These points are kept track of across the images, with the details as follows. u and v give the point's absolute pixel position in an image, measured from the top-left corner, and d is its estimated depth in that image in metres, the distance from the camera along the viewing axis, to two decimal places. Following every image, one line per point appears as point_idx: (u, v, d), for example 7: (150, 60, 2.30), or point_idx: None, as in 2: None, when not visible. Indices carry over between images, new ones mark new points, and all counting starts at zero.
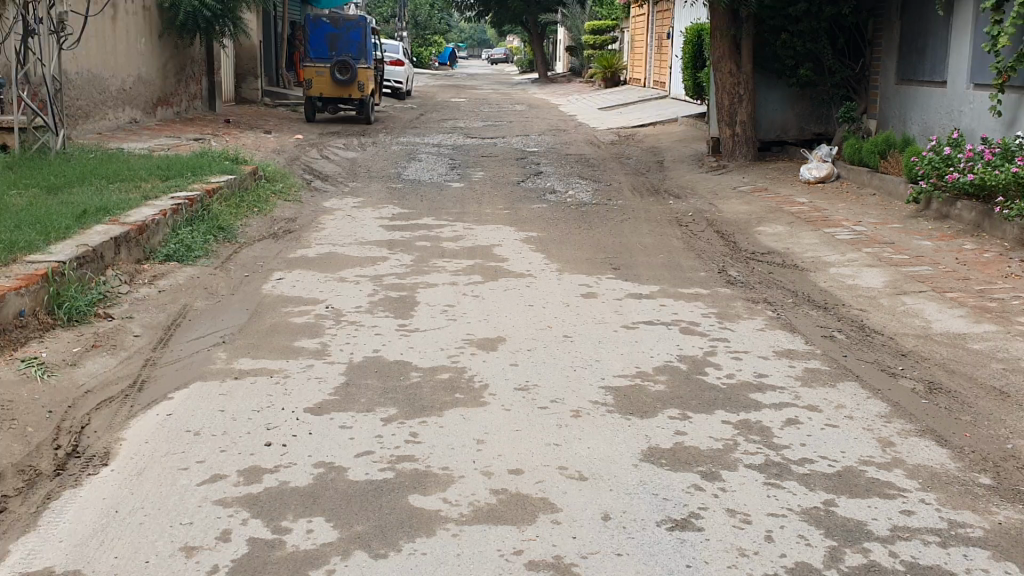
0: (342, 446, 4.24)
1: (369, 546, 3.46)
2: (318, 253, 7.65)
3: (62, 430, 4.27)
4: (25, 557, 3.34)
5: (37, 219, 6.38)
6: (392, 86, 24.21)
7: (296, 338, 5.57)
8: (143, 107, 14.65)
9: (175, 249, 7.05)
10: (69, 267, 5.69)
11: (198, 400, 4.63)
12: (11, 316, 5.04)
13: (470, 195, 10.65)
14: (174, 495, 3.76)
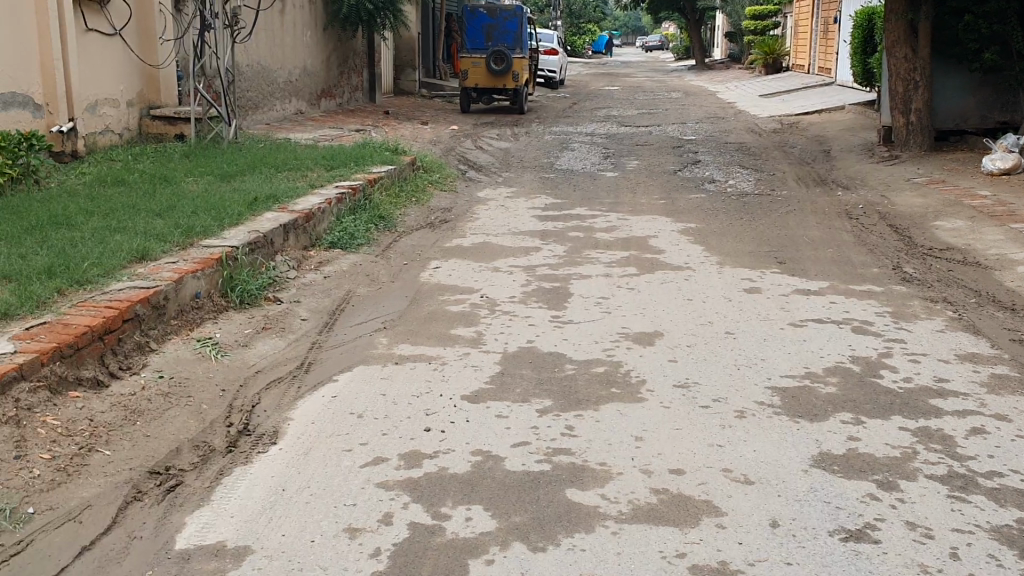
0: (499, 435, 4.21)
1: (528, 538, 3.41)
2: (474, 242, 7.70)
3: (234, 407, 4.40)
4: (200, 529, 3.43)
5: (212, 205, 6.66)
6: (547, 75, 24.41)
7: (453, 326, 5.60)
8: (308, 98, 15.20)
9: (339, 236, 7.25)
10: (242, 251, 5.88)
11: (361, 384, 4.71)
12: (189, 297, 5.25)
13: (624, 184, 10.49)
14: (338, 476, 3.81)
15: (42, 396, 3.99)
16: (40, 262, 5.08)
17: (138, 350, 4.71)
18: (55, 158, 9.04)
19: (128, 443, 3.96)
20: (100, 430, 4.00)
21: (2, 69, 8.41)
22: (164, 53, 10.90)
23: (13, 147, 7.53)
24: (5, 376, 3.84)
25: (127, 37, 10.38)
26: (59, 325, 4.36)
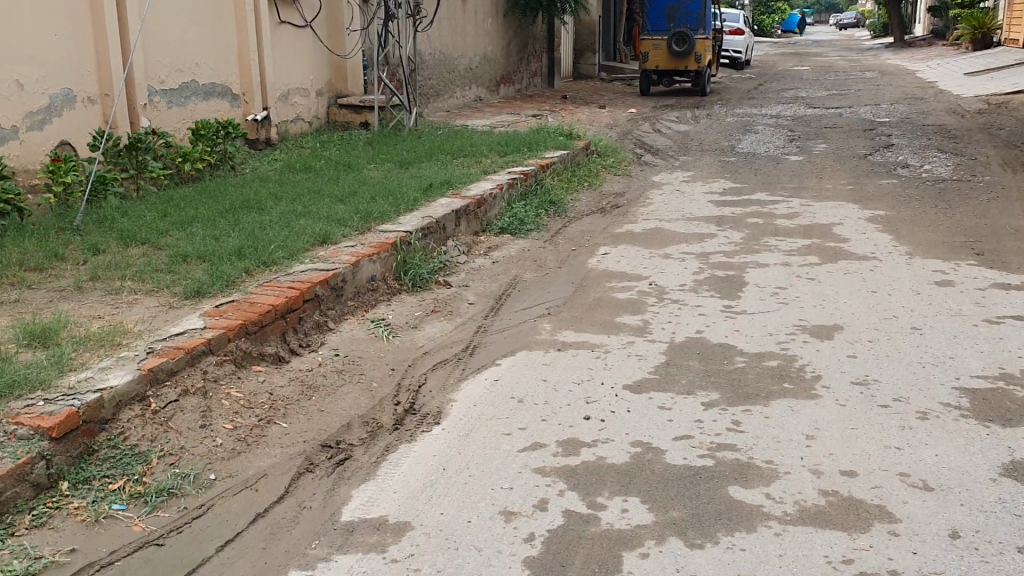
0: (660, 427, 4.14)
1: (685, 534, 3.32)
2: (645, 228, 7.59)
3: (402, 386, 4.53)
4: (364, 503, 3.52)
5: (389, 191, 6.89)
6: (731, 56, 23.73)
7: (619, 314, 5.54)
8: (488, 85, 15.44)
9: (509, 221, 7.34)
10: (415, 236, 6.04)
11: (523, 369, 4.75)
12: (364, 280, 5.45)
13: (809, 169, 10.04)
14: (497, 459, 3.85)
15: (227, 369, 4.24)
16: (230, 244, 5.41)
17: (316, 329, 4.93)
18: (250, 146, 9.63)
19: (303, 417, 4.14)
20: (278, 403, 4.21)
21: (205, 62, 9.02)
22: (351, 44, 11.38)
23: (213, 135, 8.07)
24: (195, 349, 4.11)
25: (318, 28, 10.90)
26: (245, 304, 4.62)
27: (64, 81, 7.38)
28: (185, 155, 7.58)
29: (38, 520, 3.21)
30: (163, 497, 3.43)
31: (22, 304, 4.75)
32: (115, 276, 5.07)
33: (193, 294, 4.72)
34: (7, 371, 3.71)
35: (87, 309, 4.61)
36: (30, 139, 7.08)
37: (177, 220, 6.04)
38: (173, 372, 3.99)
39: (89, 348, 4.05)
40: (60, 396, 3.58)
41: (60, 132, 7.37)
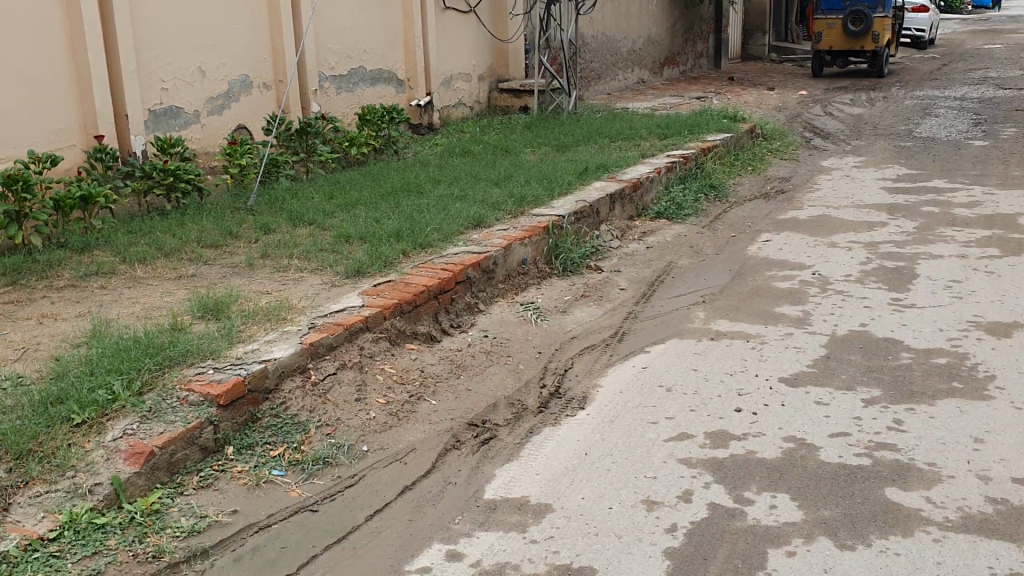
0: (814, 423, 3.98)
1: (836, 534, 3.18)
2: (810, 215, 7.30)
3: (548, 370, 4.54)
4: (506, 484, 3.53)
5: (544, 175, 6.93)
6: (914, 34, 22.43)
7: (777, 304, 5.37)
8: (651, 67, 15.23)
9: (666, 206, 7.24)
10: (568, 220, 6.05)
11: (673, 358, 4.67)
12: (516, 263, 5.51)
13: (995, 155, 9.38)
14: (642, 447, 3.79)
15: (382, 346, 4.37)
16: (390, 225, 5.58)
17: (468, 310, 5.02)
18: (413, 130, 9.89)
19: (452, 395, 4.22)
20: (429, 380, 4.30)
21: (373, 49, 9.33)
22: (514, 28, 11.48)
23: (378, 120, 8.33)
24: (352, 326, 4.27)
25: (481, 14, 11.04)
26: (401, 284, 4.76)
27: (242, 68, 7.81)
28: (351, 139, 7.87)
29: (205, 481, 3.43)
30: (318, 466, 3.59)
31: (198, 279, 5.07)
32: (283, 254, 5.34)
33: (353, 274, 4.91)
34: (183, 340, 3.99)
35: (256, 285, 4.87)
36: (211, 124, 7.54)
37: (341, 202, 6.29)
38: (332, 347, 4.17)
39: (256, 321, 4.29)
40: (229, 364, 3.82)
41: (238, 117, 7.80)
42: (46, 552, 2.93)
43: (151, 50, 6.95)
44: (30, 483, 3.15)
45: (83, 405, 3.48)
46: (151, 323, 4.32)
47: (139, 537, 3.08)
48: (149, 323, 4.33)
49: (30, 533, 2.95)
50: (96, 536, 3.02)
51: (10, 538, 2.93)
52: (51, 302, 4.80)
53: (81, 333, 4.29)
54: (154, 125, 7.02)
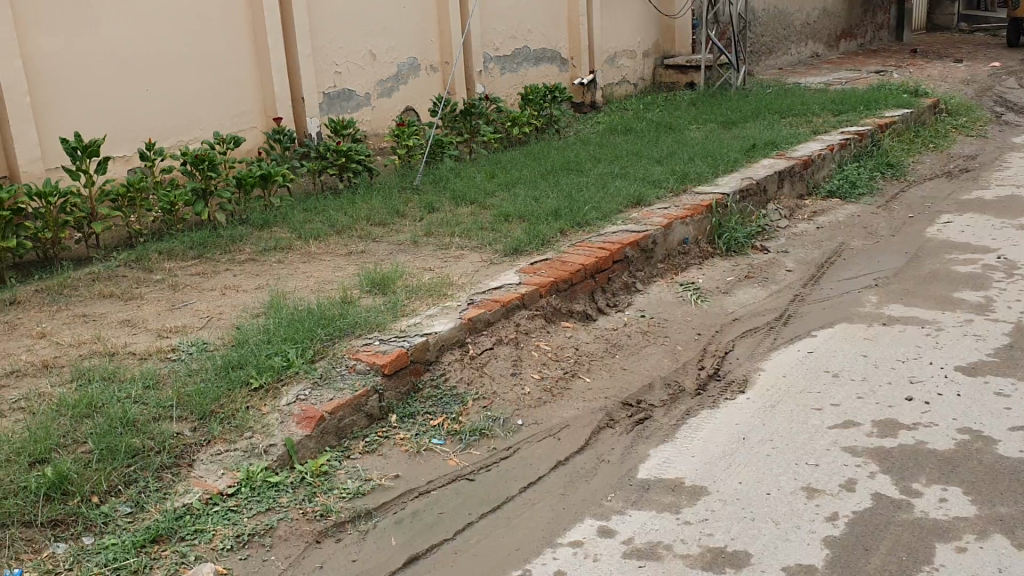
0: (994, 415, 3.74)
1: (1013, 532, 2.97)
2: (998, 195, 6.82)
3: (708, 351, 4.42)
4: (661, 463, 3.47)
5: (709, 152, 6.78)
6: None
7: (957, 289, 5.06)
8: (826, 41, 14.59)
9: (839, 185, 6.95)
10: (733, 199, 5.90)
11: (840, 343, 4.48)
12: (677, 242, 5.42)
13: None
14: (804, 433, 3.65)
15: (538, 323, 4.40)
16: (549, 204, 5.62)
17: (626, 290, 4.97)
18: (576, 108, 9.93)
19: (607, 373, 4.17)
20: (584, 358, 4.27)
21: (537, 28, 9.38)
22: (681, 2, 11.26)
23: (541, 99, 8.37)
24: (509, 303, 4.32)
25: None
26: (559, 262, 4.77)
27: (410, 51, 8.03)
28: (514, 119, 7.95)
29: (370, 446, 3.59)
30: (475, 437, 3.66)
31: (367, 255, 5.28)
32: (446, 232, 5.48)
33: (512, 252, 4.98)
34: (351, 313, 4.19)
35: (419, 263, 5.03)
36: (381, 106, 7.81)
37: (503, 181, 6.39)
38: (489, 322, 4.24)
39: (419, 296, 4.43)
40: (393, 337, 3.98)
41: (406, 98, 8.03)
42: (224, 506, 3.16)
43: (325, 35, 7.25)
44: (212, 442, 3.42)
45: (260, 370, 3.75)
46: (323, 296, 4.55)
47: (308, 496, 3.26)
48: (321, 297, 4.55)
49: (211, 487, 3.20)
50: (269, 494, 3.23)
51: (194, 492, 3.18)
52: (233, 275, 5.12)
53: (259, 304, 4.57)
54: (328, 107, 7.33)
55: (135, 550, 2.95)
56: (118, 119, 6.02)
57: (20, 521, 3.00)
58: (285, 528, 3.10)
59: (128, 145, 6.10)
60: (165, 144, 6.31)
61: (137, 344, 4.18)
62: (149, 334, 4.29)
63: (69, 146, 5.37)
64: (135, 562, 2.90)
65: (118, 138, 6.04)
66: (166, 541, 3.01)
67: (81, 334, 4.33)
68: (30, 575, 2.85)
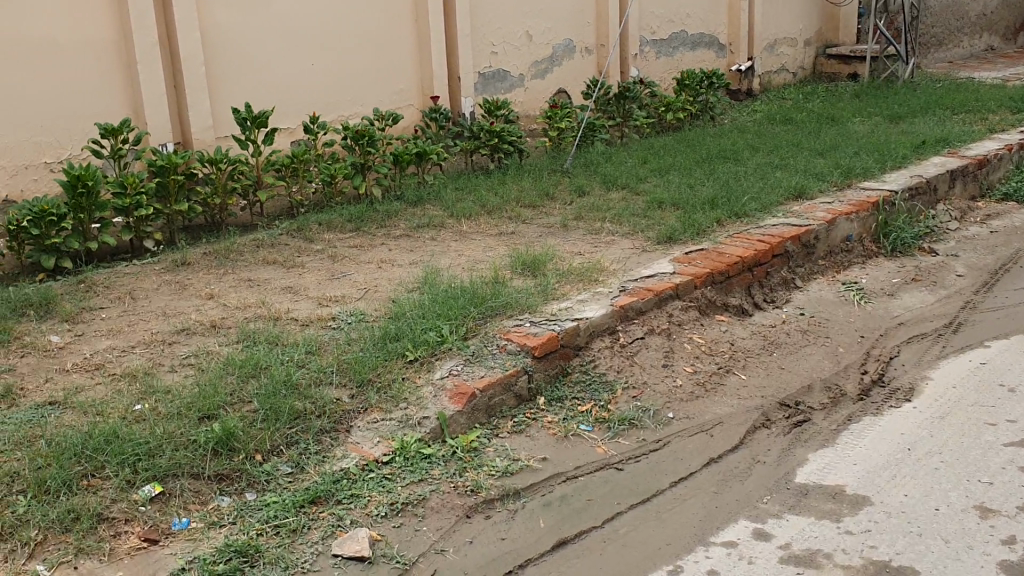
0: None
1: None
2: None
3: (871, 355, 4.21)
4: (820, 469, 3.33)
5: (875, 147, 6.48)
6: None
7: None
8: (1003, 33, 13.72)
9: (1017, 187, 6.52)
10: (901, 197, 5.62)
11: (1017, 356, 4.19)
12: (840, 239, 5.21)
13: None
14: (976, 448, 3.42)
15: (691, 315, 4.28)
16: (705, 193, 5.49)
17: (784, 286, 4.79)
18: (731, 96, 9.68)
19: (764, 371, 4.02)
20: (739, 354, 4.13)
21: (696, 12, 9.17)
22: None
23: (696, 85, 8.18)
24: (663, 293, 4.22)
25: None
26: (715, 254, 4.63)
27: (566, 32, 7.99)
28: (668, 105, 7.80)
29: (518, 427, 3.58)
30: (624, 426, 3.58)
31: (518, 236, 5.28)
32: (597, 216, 5.43)
33: (666, 240, 4.87)
34: (504, 293, 4.20)
35: (570, 246, 4.99)
36: (535, 87, 7.80)
37: (656, 167, 6.28)
38: (641, 311, 4.15)
39: (571, 280, 4.39)
40: (544, 319, 3.95)
41: (559, 81, 8.01)
42: (379, 473, 3.23)
43: (484, 15, 7.29)
44: (369, 410, 3.52)
45: (416, 344, 3.83)
46: (476, 275, 4.59)
47: (459, 471, 3.28)
48: (473, 275, 4.58)
49: (368, 454, 3.28)
50: (422, 465, 3.27)
51: (351, 457, 3.27)
52: (388, 249, 5.23)
53: (414, 279, 4.65)
54: (483, 87, 7.37)
55: (295, 509, 3.05)
56: (284, 92, 6.22)
57: (190, 472, 3.17)
58: (436, 500, 3.14)
59: (293, 117, 6.30)
60: (327, 117, 6.48)
61: (299, 311, 4.35)
62: (310, 302, 4.45)
63: (239, 117, 5.62)
64: (294, 521, 3.00)
65: (284, 109, 6.23)
66: (324, 502, 3.10)
67: (246, 298, 4.53)
68: (197, 525, 3.01)
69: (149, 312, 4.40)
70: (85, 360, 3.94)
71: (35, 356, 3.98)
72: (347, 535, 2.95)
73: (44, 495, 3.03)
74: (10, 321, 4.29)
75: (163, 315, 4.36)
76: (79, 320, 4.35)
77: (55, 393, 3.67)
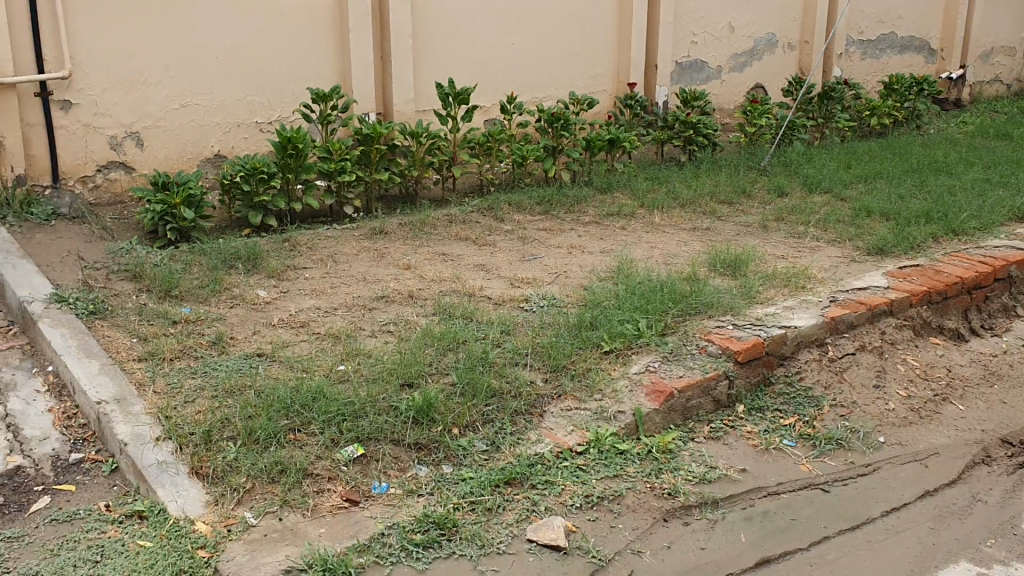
0: None
1: None
2: None
3: None
4: None
5: None
6: None
7: None
8: None
9: None
10: None
11: None
12: None
13: None
14: None
15: (905, 335, 4.04)
16: (918, 205, 5.17)
17: (1004, 313, 4.46)
18: (938, 103, 9.15)
19: (984, 404, 3.74)
20: (957, 382, 3.86)
21: (909, 14, 8.69)
22: None
23: (905, 90, 7.77)
24: (876, 308, 4.00)
25: None
26: (932, 271, 4.35)
27: (770, 26, 7.71)
28: (873, 109, 7.44)
29: (716, 433, 3.43)
30: (831, 446, 3.40)
31: (714, 233, 5.12)
32: (799, 220, 5.21)
33: (876, 251, 4.62)
34: (705, 292, 4.07)
35: (772, 248, 4.80)
36: (732, 80, 7.58)
37: (861, 173, 5.98)
38: (852, 325, 3.94)
39: (774, 285, 4.21)
40: (749, 323, 3.80)
41: (758, 76, 7.75)
42: (573, 463, 3.16)
43: (688, 5, 7.12)
44: (564, 397, 3.46)
45: (613, 336, 3.74)
46: (673, 270, 4.46)
47: (655, 471, 3.17)
48: (671, 269, 4.47)
49: (563, 442, 3.22)
50: (617, 460, 3.18)
51: (545, 443, 3.22)
52: (579, 235, 5.17)
53: (608, 268, 4.57)
54: (678, 77, 7.22)
55: (491, 488, 3.02)
56: (485, 69, 6.26)
57: (391, 439, 3.19)
58: (633, 498, 3.03)
59: (490, 95, 6.33)
60: (523, 97, 6.47)
61: (492, 290, 4.36)
62: (502, 282, 4.45)
63: (442, 92, 5.69)
64: (490, 500, 2.97)
65: (483, 87, 6.27)
66: (519, 485, 3.06)
67: (442, 271, 4.58)
68: (395, 491, 3.00)
69: (350, 277, 4.50)
70: (290, 317, 4.06)
71: (244, 308, 4.14)
72: (543, 522, 2.88)
73: (252, 444, 3.11)
74: (220, 272, 4.47)
75: (363, 281, 4.45)
76: (283, 278, 4.49)
77: (262, 345, 3.79)
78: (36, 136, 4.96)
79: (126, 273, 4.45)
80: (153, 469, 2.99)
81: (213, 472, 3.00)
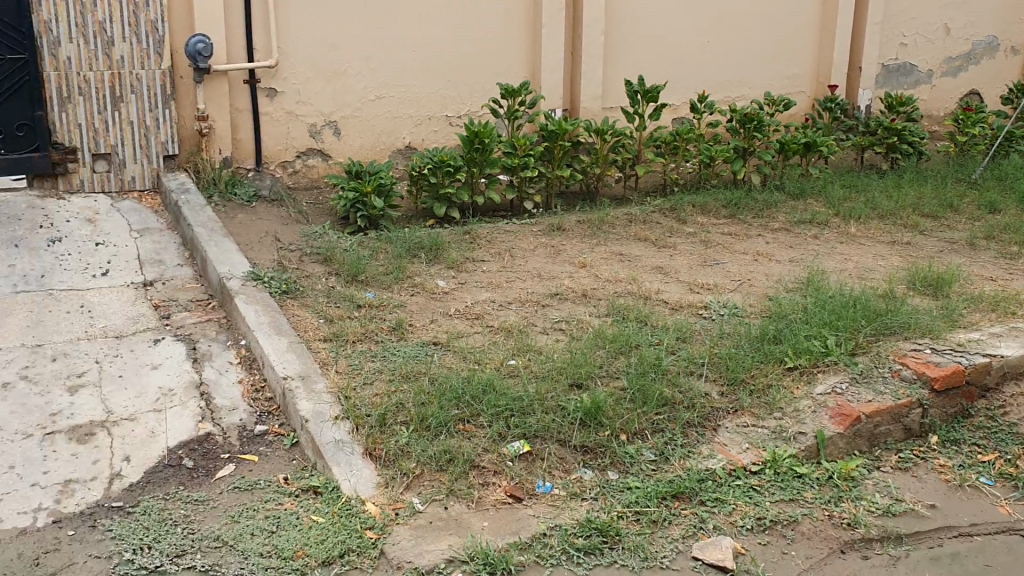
0: None
1: None
2: None
3: None
4: None
5: None
6: None
7: None
8: None
9: None
10: None
11: None
12: None
13: None
14: None
15: None
16: None
17: None
18: None
19: None
20: None
21: None
22: None
23: None
24: None
25: None
26: None
27: (991, 28, 7.15)
28: None
29: (905, 463, 3.21)
30: None
31: (914, 248, 4.80)
32: (1012, 239, 4.80)
33: None
34: (902, 311, 3.80)
35: (979, 268, 4.44)
36: (943, 85, 7.09)
37: None
38: None
39: (980, 309, 3.90)
40: (949, 348, 3.53)
41: (973, 81, 7.21)
42: (746, 483, 3.02)
43: (899, 4, 6.71)
44: (740, 412, 3.31)
45: (798, 351, 3.56)
46: (866, 285, 4.20)
47: (835, 499, 2.99)
48: (865, 285, 4.21)
49: (737, 460, 3.09)
50: (794, 484, 3.02)
51: (718, 459, 3.10)
52: (765, 242, 4.97)
53: (796, 279, 4.37)
54: (884, 80, 6.82)
55: (657, 500, 2.93)
56: (677, 67, 6.13)
57: (557, 439, 3.16)
58: (809, 525, 2.87)
59: (680, 93, 6.20)
60: (714, 96, 6.30)
61: (670, 294, 4.25)
62: (681, 287, 4.33)
63: (631, 89, 5.61)
64: (656, 512, 2.88)
65: (673, 85, 6.15)
66: (687, 500, 2.95)
67: (618, 272, 4.51)
68: (559, 492, 2.97)
69: (526, 272, 4.51)
70: (466, 308, 4.11)
71: (423, 297, 4.22)
72: (710, 541, 2.77)
73: (424, 430, 3.16)
74: (403, 261, 4.58)
75: (539, 277, 4.45)
76: (463, 269, 4.56)
77: (439, 334, 3.85)
78: (244, 121, 5.26)
79: (317, 256, 4.63)
80: (329, 447, 3.09)
81: (386, 455, 3.06)
